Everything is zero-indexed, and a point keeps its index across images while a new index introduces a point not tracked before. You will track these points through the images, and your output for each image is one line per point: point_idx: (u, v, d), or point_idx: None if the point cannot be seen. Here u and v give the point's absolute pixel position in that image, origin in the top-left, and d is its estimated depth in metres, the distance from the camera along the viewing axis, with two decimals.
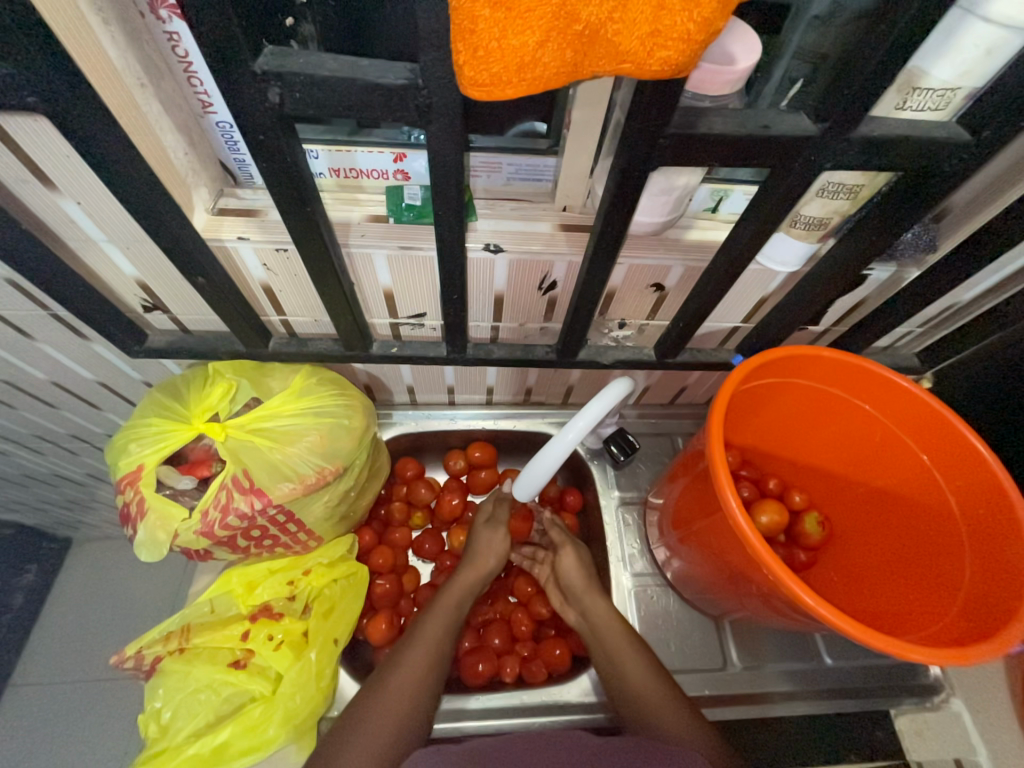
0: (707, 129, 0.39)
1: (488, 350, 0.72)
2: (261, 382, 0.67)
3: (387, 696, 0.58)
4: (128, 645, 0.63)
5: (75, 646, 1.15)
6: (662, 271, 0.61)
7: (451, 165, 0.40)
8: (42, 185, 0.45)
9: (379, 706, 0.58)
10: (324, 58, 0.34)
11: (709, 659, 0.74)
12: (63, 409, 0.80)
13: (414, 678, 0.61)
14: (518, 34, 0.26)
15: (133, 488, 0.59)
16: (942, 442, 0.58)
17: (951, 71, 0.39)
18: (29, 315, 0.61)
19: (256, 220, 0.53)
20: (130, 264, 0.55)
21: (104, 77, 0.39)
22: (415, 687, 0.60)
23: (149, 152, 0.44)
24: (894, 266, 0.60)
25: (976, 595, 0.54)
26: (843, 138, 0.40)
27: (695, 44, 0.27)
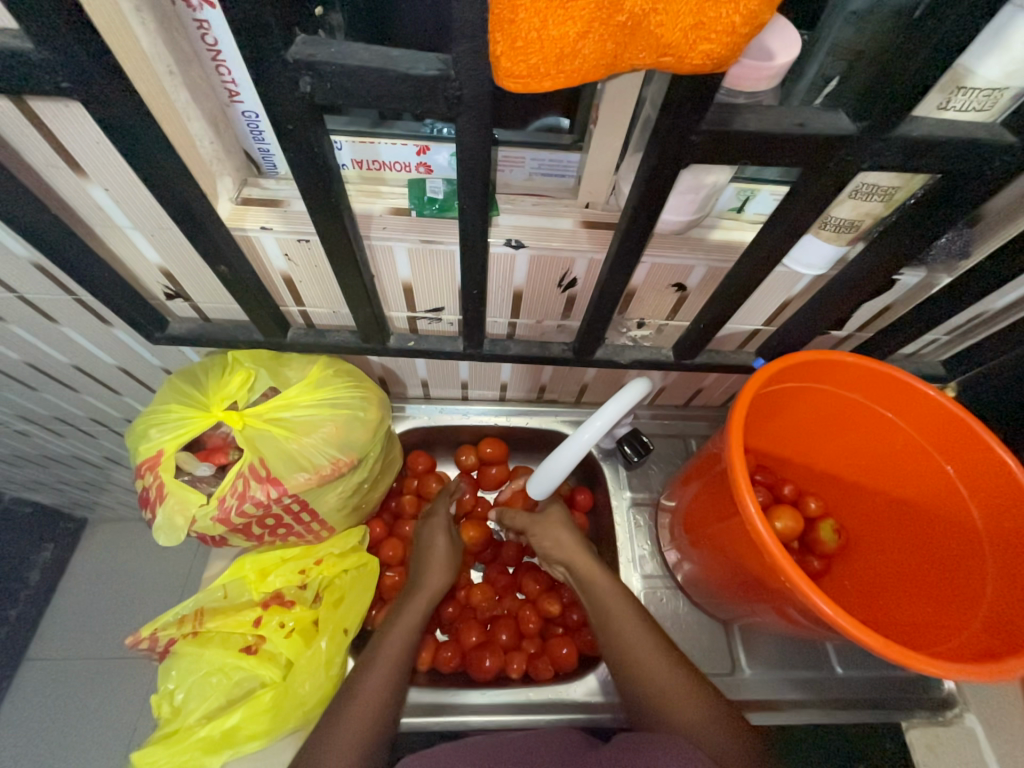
0: (741, 126, 0.38)
1: (504, 346, 0.71)
2: (279, 372, 0.67)
3: (373, 679, 0.58)
4: (144, 626, 0.64)
5: (89, 625, 1.17)
6: (684, 271, 0.60)
7: (478, 159, 0.40)
8: (72, 171, 0.46)
9: (366, 689, 0.57)
10: (356, 48, 0.34)
11: (717, 664, 0.73)
12: (84, 393, 0.82)
13: (397, 662, 0.60)
14: (558, 25, 0.26)
15: (152, 473, 0.60)
16: (968, 454, 0.56)
17: (999, 70, 0.38)
18: (54, 300, 0.62)
19: (279, 211, 0.53)
20: (155, 251, 0.56)
21: (136, 65, 0.39)
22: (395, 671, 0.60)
23: (176, 140, 0.45)
24: (924, 272, 0.59)
25: (998, 611, 0.53)
26: (882, 138, 0.39)
27: (739, 37, 0.26)
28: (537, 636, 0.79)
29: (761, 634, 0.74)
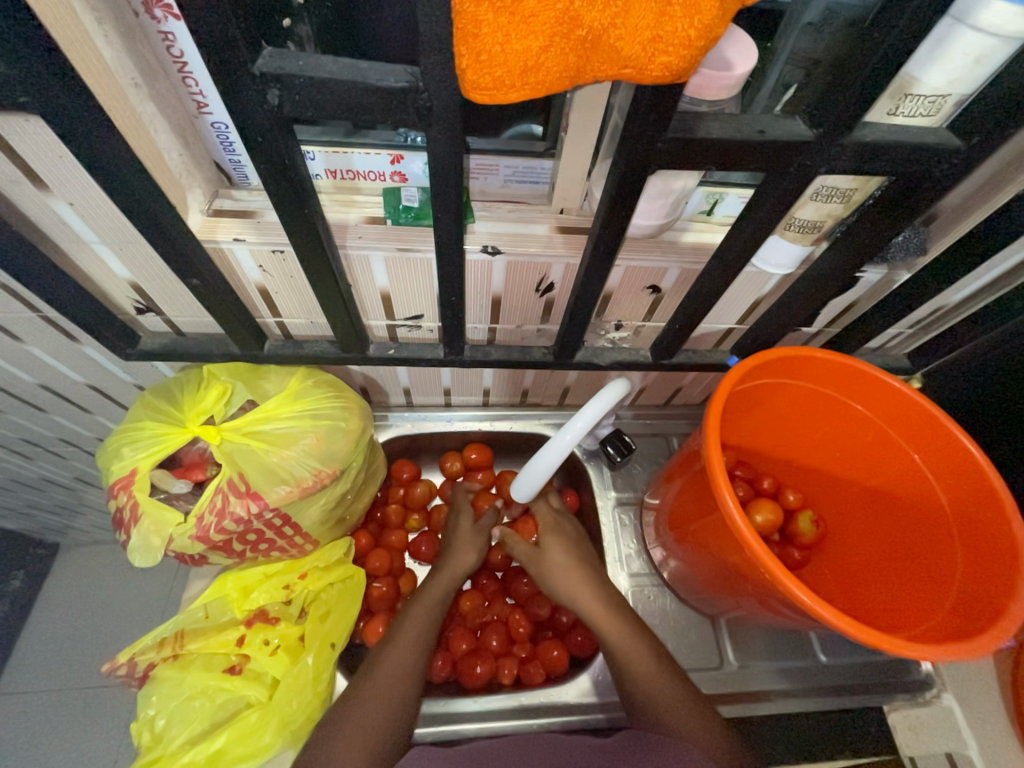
0: (704, 133, 0.39)
1: (485, 351, 0.71)
2: (257, 384, 0.66)
3: (379, 687, 0.58)
4: (121, 651, 0.62)
5: (63, 654, 1.13)
6: (658, 273, 0.61)
7: (450, 168, 0.40)
8: (34, 186, 0.45)
9: (372, 697, 0.57)
10: (324, 60, 0.34)
11: (705, 658, 0.74)
12: (52, 413, 0.79)
13: (401, 662, 0.61)
14: (521, 39, 0.26)
15: (126, 493, 0.58)
16: (932, 442, 0.59)
17: (942, 78, 0.40)
18: (18, 318, 0.60)
19: (252, 222, 0.53)
20: (123, 265, 0.55)
21: (99, 78, 0.39)
22: (406, 675, 0.60)
23: (145, 153, 0.44)
24: (885, 268, 0.61)
25: (967, 592, 0.55)
26: (837, 143, 0.41)
27: (695, 50, 0.27)
28: (529, 641, 0.79)
29: (747, 626, 0.76)
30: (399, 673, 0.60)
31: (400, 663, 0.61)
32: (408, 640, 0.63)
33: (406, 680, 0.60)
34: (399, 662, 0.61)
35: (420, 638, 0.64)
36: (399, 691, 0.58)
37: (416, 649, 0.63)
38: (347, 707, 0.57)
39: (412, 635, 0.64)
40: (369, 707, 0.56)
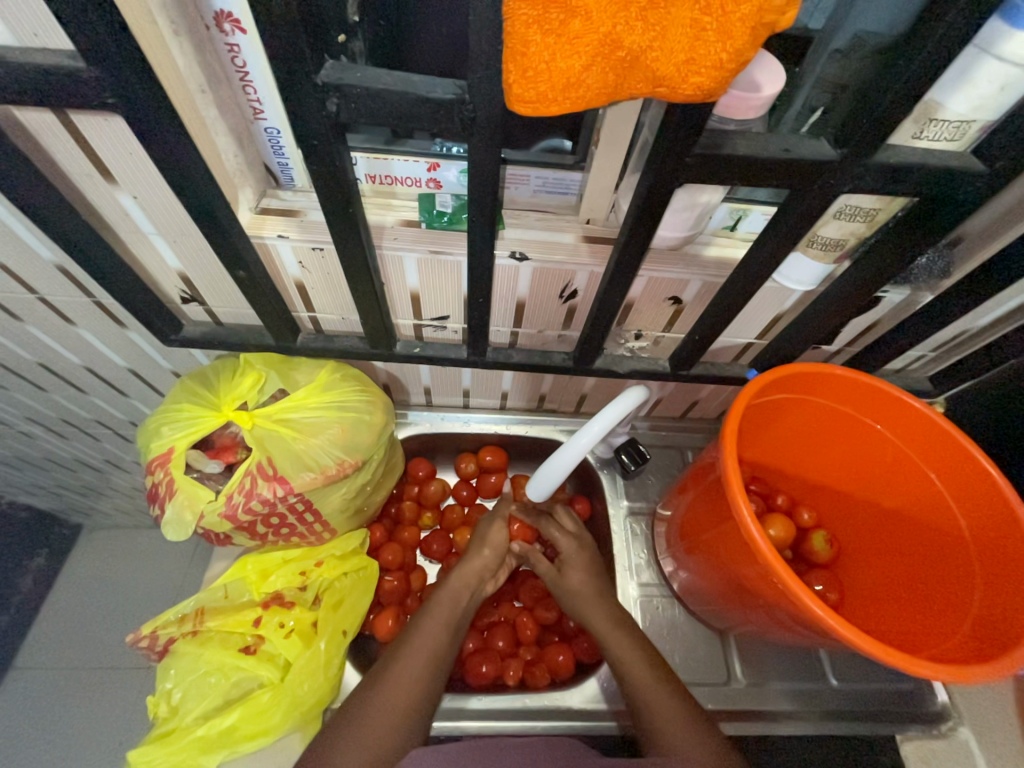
0: (732, 150, 0.41)
1: (507, 354, 0.73)
2: (288, 375, 0.69)
3: (388, 695, 0.59)
4: (144, 624, 0.65)
5: (80, 631, 1.16)
6: (680, 285, 0.63)
7: (487, 175, 0.43)
8: (104, 179, 0.49)
9: (381, 705, 0.58)
10: (380, 73, 0.37)
11: (713, 672, 0.74)
12: (92, 394, 0.83)
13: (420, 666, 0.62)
14: (565, 58, 0.29)
15: (162, 470, 0.61)
16: (952, 465, 0.58)
17: (967, 104, 0.41)
18: (73, 301, 0.64)
19: (296, 220, 0.56)
20: (175, 256, 0.58)
21: (172, 84, 0.42)
22: (415, 684, 0.61)
23: (205, 153, 0.48)
24: (908, 289, 0.62)
25: (983, 618, 0.54)
26: (862, 163, 0.42)
27: (727, 72, 0.29)
28: (534, 644, 0.79)
29: (757, 643, 0.75)
30: (410, 682, 0.61)
31: (416, 665, 0.62)
32: (419, 651, 0.63)
33: (416, 690, 0.60)
34: (408, 673, 0.61)
35: (432, 649, 0.64)
36: (406, 697, 0.59)
37: (429, 659, 0.63)
38: (359, 709, 0.58)
39: (424, 643, 0.64)
40: (378, 714, 0.57)
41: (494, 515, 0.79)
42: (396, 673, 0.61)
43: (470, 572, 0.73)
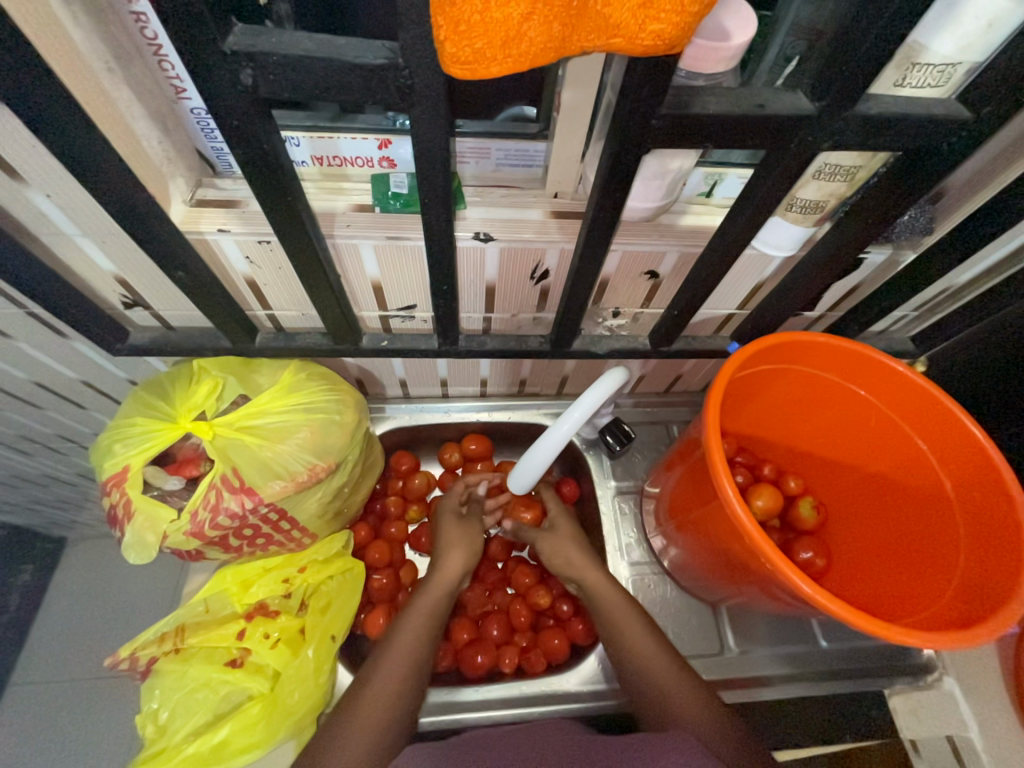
0: (701, 109, 0.37)
1: (481, 341, 0.70)
2: (250, 379, 0.65)
3: (369, 698, 0.57)
4: (122, 648, 0.62)
5: (73, 646, 1.14)
6: (656, 258, 0.59)
7: (437, 151, 0.39)
8: (7, 177, 0.43)
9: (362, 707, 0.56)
10: (298, 37, 0.32)
11: (707, 644, 0.74)
12: (47, 410, 0.78)
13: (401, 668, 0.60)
14: (501, 7, 0.25)
15: (119, 490, 0.58)
16: (938, 429, 0.58)
17: (952, 45, 0.38)
18: (4, 314, 0.59)
19: (236, 211, 0.51)
20: (107, 258, 0.53)
21: (70, 64, 0.37)
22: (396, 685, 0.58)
23: (123, 143, 0.43)
24: (889, 248, 0.59)
25: (969, 580, 0.54)
26: (841, 117, 0.39)
27: (689, 16, 0.26)
28: (529, 630, 0.79)
29: (748, 612, 0.76)
30: (396, 674, 0.59)
31: (395, 669, 0.60)
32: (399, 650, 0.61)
33: (395, 695, 0.58)
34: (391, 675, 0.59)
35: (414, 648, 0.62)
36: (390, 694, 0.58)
37: (411, 651, 0.62)
38: (349, 710, 0.57)
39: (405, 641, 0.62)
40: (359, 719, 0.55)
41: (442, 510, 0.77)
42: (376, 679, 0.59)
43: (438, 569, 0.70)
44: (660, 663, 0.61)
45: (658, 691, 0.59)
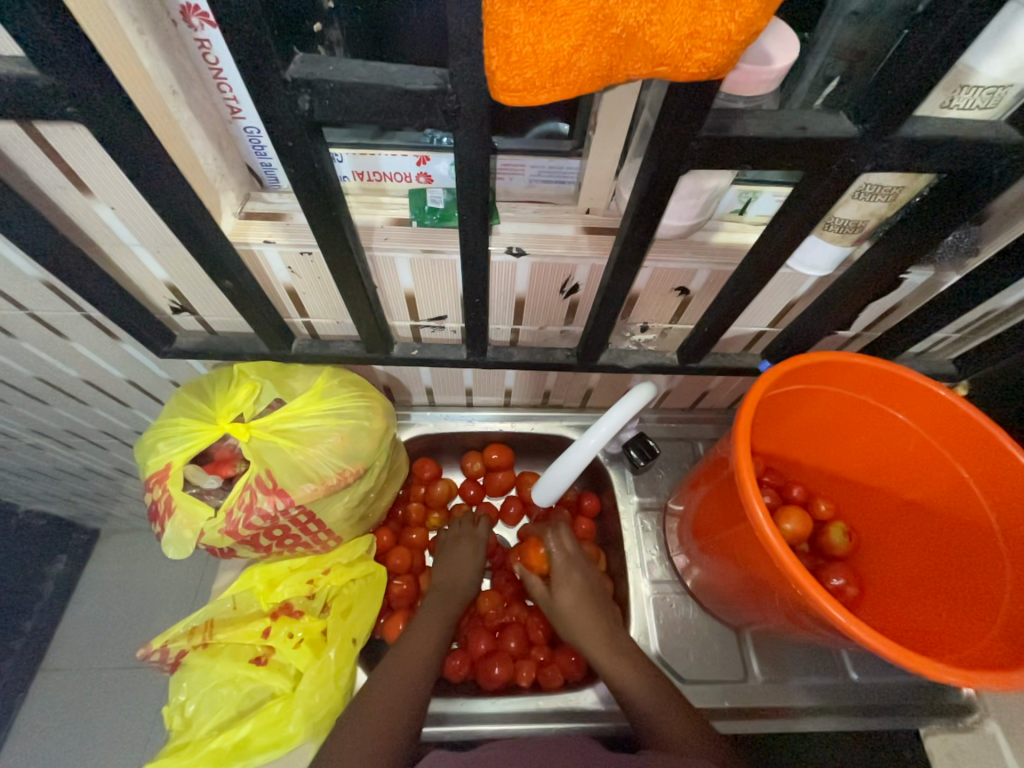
0: (741, 131, 0.38)
1: (508, 353, 0.71)
2: (284, 383, 0.67)
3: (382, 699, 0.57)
4: (154, 639, 0.64)
5: (103, 634, 1.18)
6: (687, 275, 0.59)
7: (477, 170, 0.40)
8: (77, 191, 0.46)
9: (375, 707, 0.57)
10: (353, 65, 0.34)
11: (730, 670, 0.72)
12: (94, 406, 0.83)
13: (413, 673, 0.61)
14: (552, 39, 0.26)
15: (160, 486, 0.60)
16: (982, 457, 0.55)
17: (1003, 68, 0.37)
18: (63, 316, 0.63)
19: (281, 224, 0.54)
20: (160, 266, 0.56)
21: (141, 88, 0.40)
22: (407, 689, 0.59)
23: (182, 159, 0.45)
24: (931, 270, 0.57)
25: (1016, 618, 0.52)
26: (885, 139, 0.39)
27: (736, 45, 0.26)
28: (546, 644, 0.78)
29: (774, 639, 0.73)
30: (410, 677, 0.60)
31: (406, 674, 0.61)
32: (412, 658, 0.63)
33: (407, 691, 0.59)
34: (402, 675, 0.60)
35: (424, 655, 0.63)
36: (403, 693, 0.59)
37: (425, 658, 0.63)
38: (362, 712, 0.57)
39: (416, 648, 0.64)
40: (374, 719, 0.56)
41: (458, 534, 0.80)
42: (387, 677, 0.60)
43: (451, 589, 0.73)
44: (634, 670, 0.63)
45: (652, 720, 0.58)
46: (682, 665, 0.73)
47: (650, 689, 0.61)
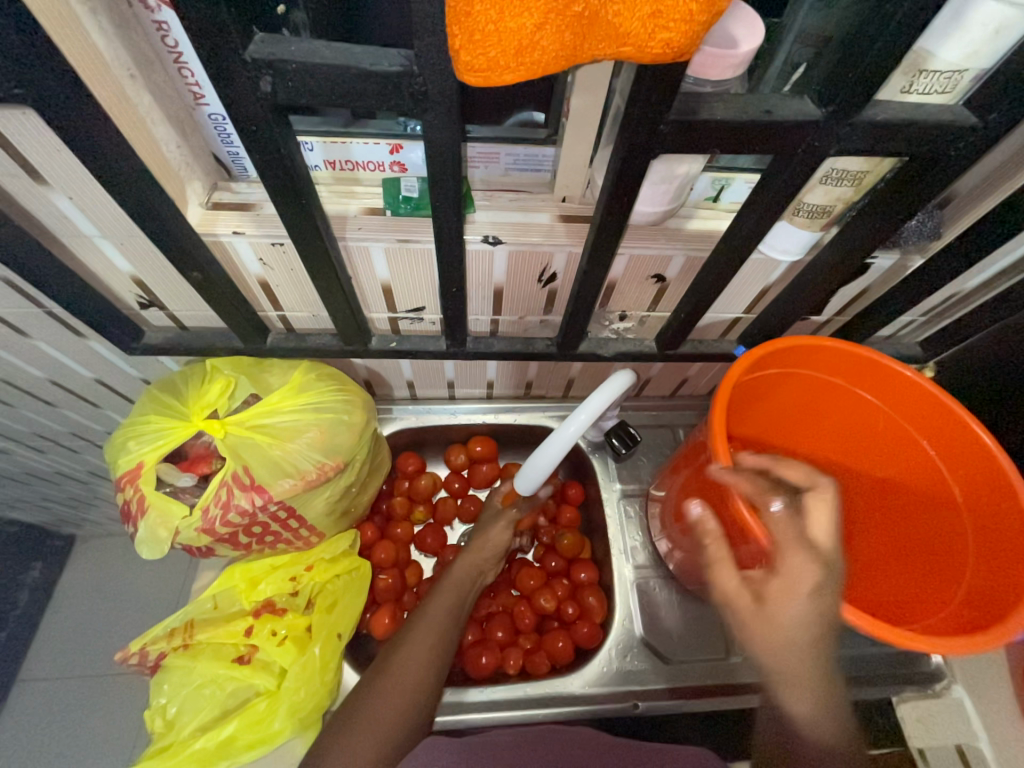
0: (709, 114, 0.38)
1: (488, 343, 0.71)
2: (261, 377, 0.66)
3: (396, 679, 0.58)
4: (132, 642, 0.63)
5: (80, 643, 1.15)
6: (663, 262, 0.60)
7: (449, 156, 0.40)
8: (32, 180, 0.45)
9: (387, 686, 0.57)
10: (316, 46, 0.33)
11: (711, 649, 0.74)
12: (61, 408, 0.80)
13: (428, 654, 0.61)
14: (515, 17, 0.26)
15: (133, 486, 0.59)
16: (945, 433, 0.58)
17: (958, 53, 0.38)
18: (23, 313, 0.60)
19: (250, 214, 0.52)
20: (125, 260, 0.55)
21: (94, 71, 0.38)
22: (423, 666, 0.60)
23: (143, 147, 0.44)
24: (897, 253, 0.59)
25: (977, 586, 0.54)
26: (847, 122, 0.39)
27: (697, 25, 0.26)
28: (534, 632, 0.79)
29: (754, 617, 0.75)
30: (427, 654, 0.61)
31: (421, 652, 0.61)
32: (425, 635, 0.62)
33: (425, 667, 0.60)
34: (423, 649, 0.61)
35: (438, 633, 0.63)
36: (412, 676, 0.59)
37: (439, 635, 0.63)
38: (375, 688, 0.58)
39: (430, 626, 0.63)
40: (390, 698, 0.57)
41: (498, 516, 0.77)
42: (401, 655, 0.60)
43: (472, 562, 0.73)
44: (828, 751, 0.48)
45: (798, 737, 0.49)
46: (666, 646, 0.74)
47: (817, 711, 0.49)
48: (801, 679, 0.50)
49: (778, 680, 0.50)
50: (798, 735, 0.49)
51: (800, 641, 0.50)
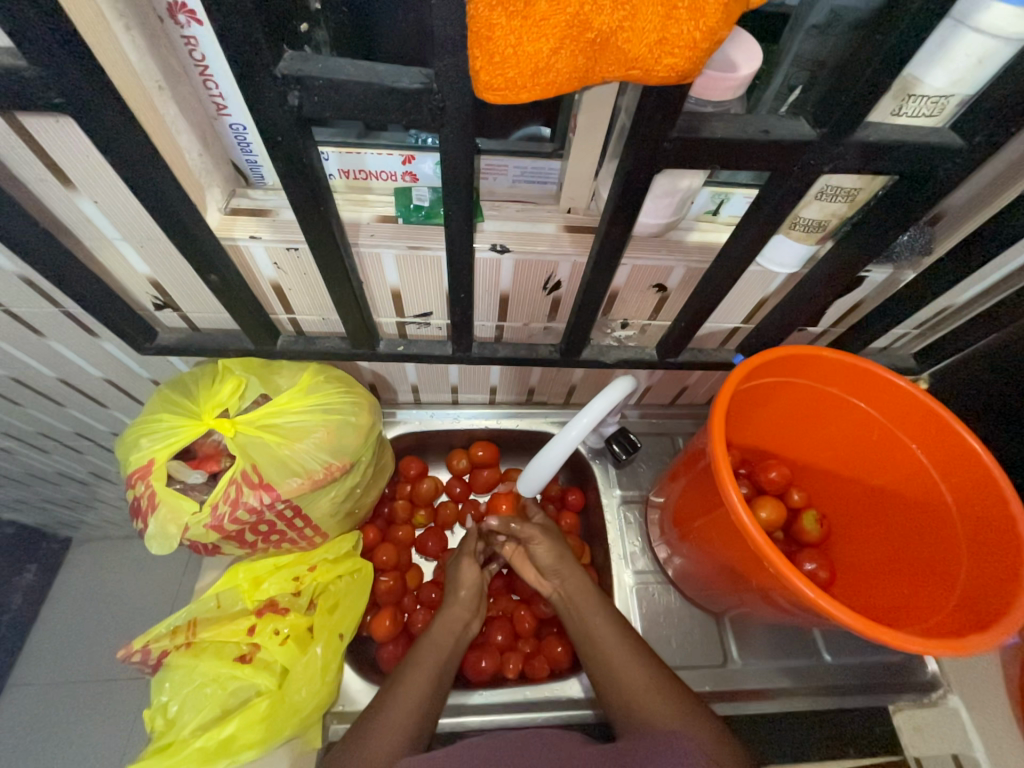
0: (710, 133, 0.40)
1: (493, 349, 0.73)
2: (270, 379, 0.68)
3: (387, 715, 0.58)
4: (135, 639, 0.64)
5: (74, 645, 1.14)
6: (664, 272, 0.62)
7: (461, 168, 0.42)
8: (60, 184, 0.46)
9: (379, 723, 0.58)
10: (342, 63, 0.35)
11: (710, 655, 0.75)
12: (69, 407, 0.81)
13: (416, 694, 0.61)
14: (533, 41, 0.28)
15: (143, 483, 0.60)
16: (938, 441, 0.59)
17: (944, 78, 0.41)
18: (40, 312, 0.62)
19: (267, 220, 0.54)
20: (143, 261, 0.56)
21: (126, 81, 0.40)
22: (411, 706, 0.59)
23: (167, 152, 0.46)
24: (890, 268, 0.61)
25: (969, 592, 0.55)
26: (841, 142, 0.42)
27: (700, 52, 0.28)
28: (534, 636, 0.80)
29: (750, 623, 0.76)
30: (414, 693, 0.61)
31: (410, 691, 0.61)
32: (414, 676, 0.63)
33: (412, 702, 0.60)
34: (410, 688, 0.61)
35: (426, 674, 0.63)
36: (401, 732, 0.57)
37: (428, 674, 0.63)
38: (369, 724, 0.58)
39: (418, 669, 0.63)
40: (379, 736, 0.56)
41: (463, 555, 0.76)
42: (386, 712, 0.59)
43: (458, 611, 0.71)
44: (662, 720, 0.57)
45: (624, 696, 0.61)
46: (665, 652, 0.75)
47: (634, 676, 0.61)
48: (650, 704, 0.59)
49: (628, 705, 0.60)
50: (635, 708, 0.59)
51: (636, 662, 0.62)
